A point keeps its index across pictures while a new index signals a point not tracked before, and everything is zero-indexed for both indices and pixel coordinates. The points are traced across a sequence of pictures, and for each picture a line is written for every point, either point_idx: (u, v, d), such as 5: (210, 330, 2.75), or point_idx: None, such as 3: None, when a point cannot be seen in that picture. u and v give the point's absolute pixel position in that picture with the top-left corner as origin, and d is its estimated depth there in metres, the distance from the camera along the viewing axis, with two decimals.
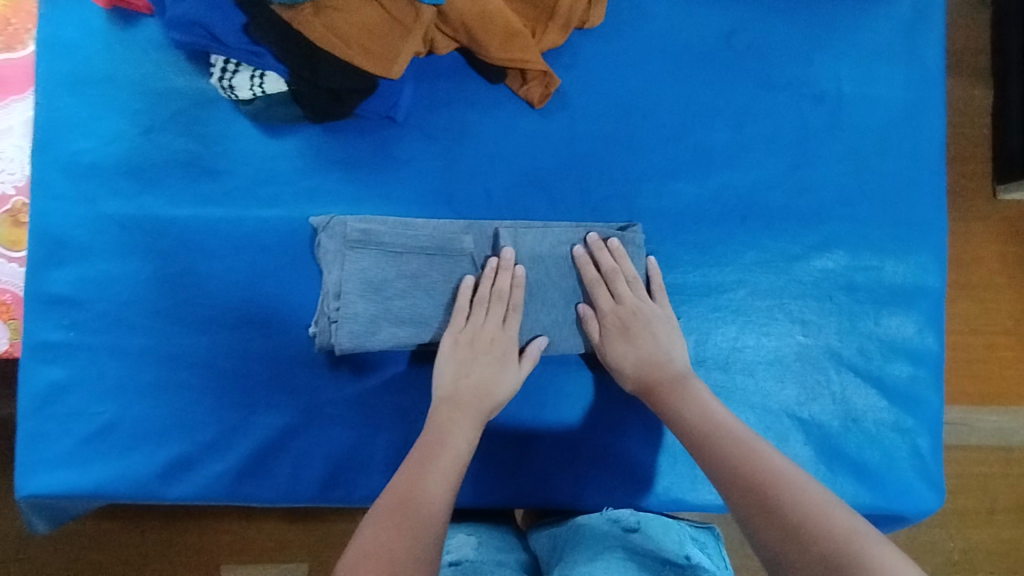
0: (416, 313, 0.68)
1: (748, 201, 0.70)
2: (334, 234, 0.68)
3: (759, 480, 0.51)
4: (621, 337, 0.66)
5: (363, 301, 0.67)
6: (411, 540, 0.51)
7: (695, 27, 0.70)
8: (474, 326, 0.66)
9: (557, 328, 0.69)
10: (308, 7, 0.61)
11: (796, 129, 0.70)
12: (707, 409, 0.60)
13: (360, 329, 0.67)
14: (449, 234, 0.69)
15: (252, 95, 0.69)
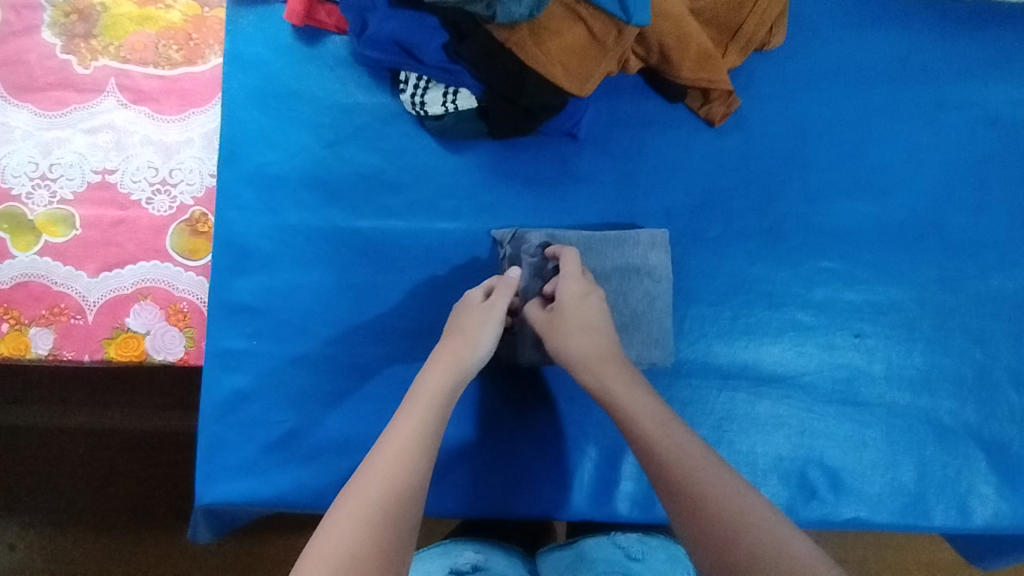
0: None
1: (925, 220, 0.71)
2: (518, 246, 0.69)
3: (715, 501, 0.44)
4: (558, 327, 0.60)
5: None
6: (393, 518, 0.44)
7: (868, 52, 0.73)
8: (457, 323, 0.62)
9: None
10: (524, 29, 0.63)
11: (968, 151, 0.72)
12: (634, 410, 0.53)
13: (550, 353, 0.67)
14: (636, 256, 0.67)
15: (443, 111, 0.70)
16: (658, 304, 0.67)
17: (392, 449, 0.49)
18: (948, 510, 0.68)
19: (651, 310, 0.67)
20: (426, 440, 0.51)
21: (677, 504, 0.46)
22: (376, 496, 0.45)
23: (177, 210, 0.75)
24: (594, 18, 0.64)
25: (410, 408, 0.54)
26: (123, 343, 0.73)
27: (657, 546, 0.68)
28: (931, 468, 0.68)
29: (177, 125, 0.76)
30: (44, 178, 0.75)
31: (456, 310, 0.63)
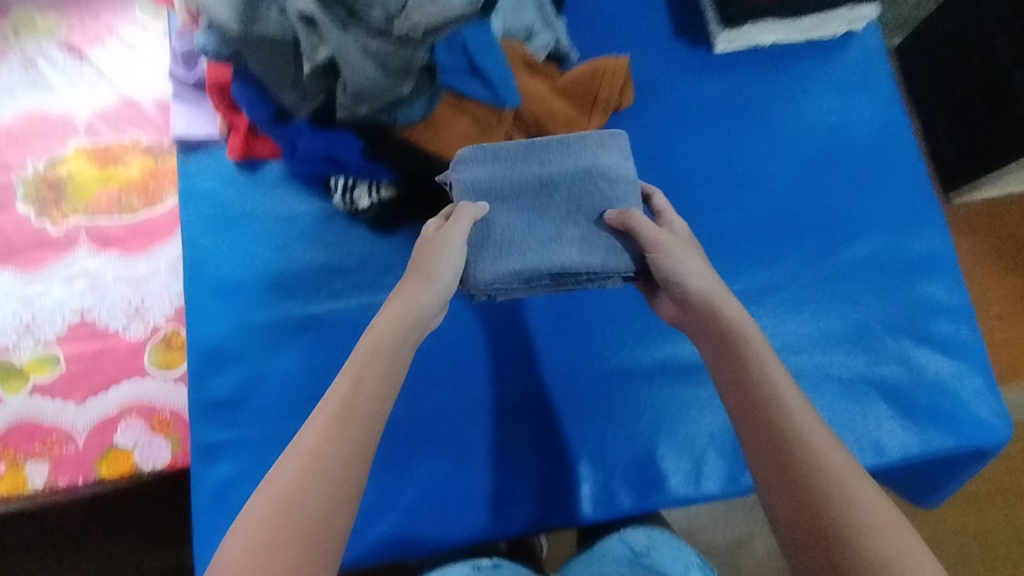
0: (566, 247, 0.72)
1: (781, 215, 0.86)
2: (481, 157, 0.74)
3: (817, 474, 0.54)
4: (679, 252, 0.68)
5: (526, 224, 0.73)
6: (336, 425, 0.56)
7: (702, 95, 0.90)
8: (422, 252, 0.69)
9: (537, 218, 0.73)
10: (421, 125, 0.77)
11: (800, 155, 0.88)
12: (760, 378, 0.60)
13: (515, 274, 0.71)
14: (582, 158, 0.75)
15: (370, 203, 0.83)
16: (613, 203, 0.74)
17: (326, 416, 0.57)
18: (864, 450, 0.78)
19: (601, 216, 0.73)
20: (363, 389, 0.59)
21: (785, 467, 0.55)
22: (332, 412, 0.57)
23: (152, 331, 0.85)
24: (477, 109, 0.79)
25: (371, 359, 0.61)
26: (114, 460, 0.79)
27: (665, 537, 0.76)
28: (840, 418, 0.79)
29: (144, 259, 0.88)
30: (28, 327, 0.84)
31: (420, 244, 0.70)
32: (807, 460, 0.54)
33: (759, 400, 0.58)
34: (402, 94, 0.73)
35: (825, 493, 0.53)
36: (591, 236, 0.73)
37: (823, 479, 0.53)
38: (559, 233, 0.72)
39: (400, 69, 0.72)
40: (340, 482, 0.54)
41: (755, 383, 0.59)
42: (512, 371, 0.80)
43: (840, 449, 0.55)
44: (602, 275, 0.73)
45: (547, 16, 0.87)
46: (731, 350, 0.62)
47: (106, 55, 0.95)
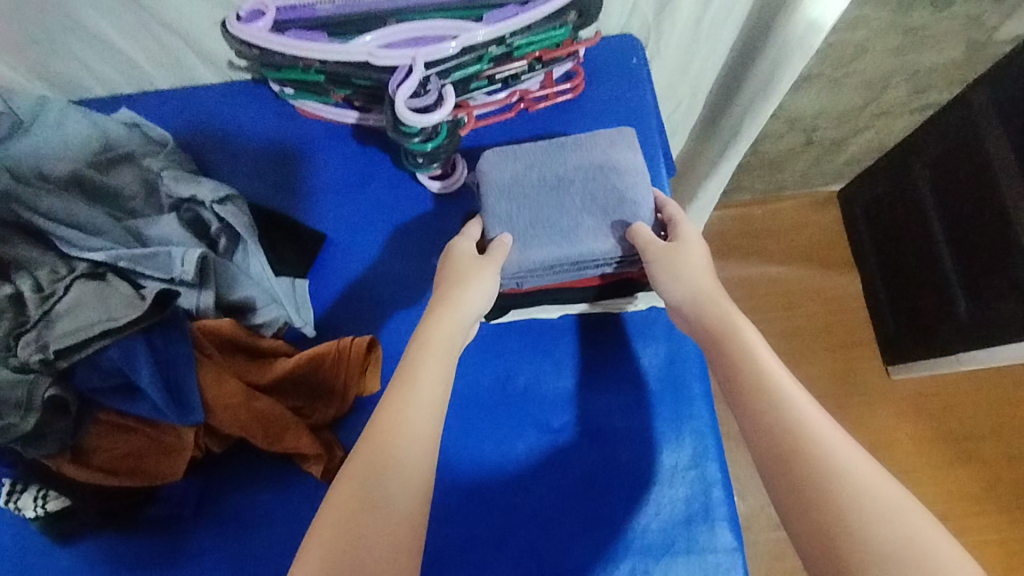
0: (591, 234, 0.65)
1: (543, 550, 0.69)
2: (497, 170, 0.67)
3: (839, 479, 0.47)
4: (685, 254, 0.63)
5: (545, 226, 0.65)
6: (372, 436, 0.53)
7: (469, 380, 0.77)
8: (446, 259, 0.66)
9: (557, 219, 0.66)
10: (67, 454, 0.62)
11: (577, 470, 0.72)
12: (766, 373, 0.54)
13: (532, 266, 0.65)
14: (596, 154, 0.68)
15: (37, 514, 0.67)
16: (641, 189, 0.66)
17: (393, 408, 0.55)
18: None
19: (618, 208, 0.66)
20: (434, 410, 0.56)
21: (795, 464, 0.48)
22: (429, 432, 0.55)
23: None
24: (146, 426, 0.65)
25: (422, 363, 0.58)
26: None
27: None
28: None
29: None
30: None
31: (444, 253, 0.67)
32: (827, 466, 0.47)
33: (760, 397, 0.52)
34: (25, 429, 0.59)
35: (837, 482, 0.46)
36: (609, 230, 0.65)
37: (840, 478, 0.46)
38: (583, 223, 0.65)
39: (19, 402, 0.59)
40: (412, 473, 0.52)
41: (757, 395, 0.53)
42: None
43: (854, 450, 0.49)
44: (612, 262, 0.67)
45: (273, 292, 0.73)
46: (730, 349, 0.57)
47: None
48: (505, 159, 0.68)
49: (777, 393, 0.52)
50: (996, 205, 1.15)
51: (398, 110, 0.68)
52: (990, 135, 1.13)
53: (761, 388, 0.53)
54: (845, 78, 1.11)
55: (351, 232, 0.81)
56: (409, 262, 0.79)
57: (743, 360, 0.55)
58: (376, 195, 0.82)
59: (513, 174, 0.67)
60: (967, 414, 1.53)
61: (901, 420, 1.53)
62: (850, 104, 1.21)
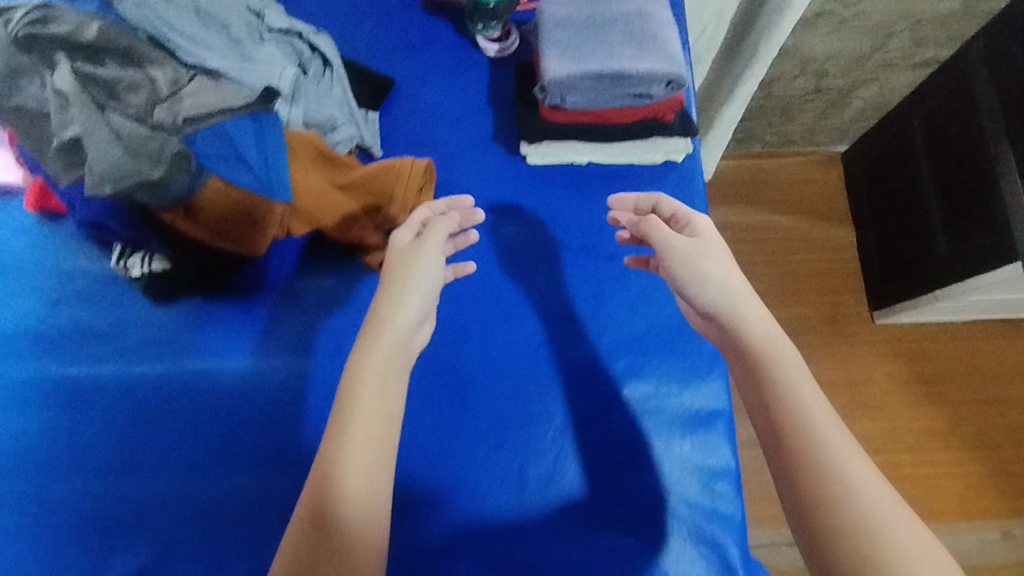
0: (630, 57, 0.76)
1: (558, 340, 0.84)
2: (554, 9, 0.79)
3: (823, 475, 0.56)
4: (698, 253, 0.70)
5: (590, 49, 0.76)
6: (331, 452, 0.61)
7: (506, 209, 0.91)
8: (390, 260, 0.73)
9: (600, 45, 0.76)
10: (180, 209, 0.77)
11: (592, 285, 0.87)
12: (781, 369, 0.63)
13: (585, 75, 0.75)
14: (636, 4, 0.80)
15: (142, 273, 0.83)
16: (672, 33, 0.78)
17: (336, 446, 0.61)
18: None
19: (657, 41, 0.77)
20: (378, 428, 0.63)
21: (791, 457, 0.58)
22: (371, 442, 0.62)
23: None
24: (241, 198, 0.78)
25: (362, 385, 0.64)
26: None
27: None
28: None
29: None
30: None
31: (387, 255, 0.74)
32: (837, 491, 0.56)
33: (783, 421, 0.60)
34: (152, 177, 0.73)
35: (827, 478, 0.56)
36: (644, 56, 0.76)
37: (848, 505, 0.55)
38: (623, 50, 0.76)
39: (151, 153, 0.72)
40: (359, 493, 0.59)
41: (778, 412, 0.61)
42: (243, 467, 0.80)
43: (844, 438, 0.58)
44: (656, 81, 0.76)
45: (353, 112, 0.88)
46: (746, 336, 0.65)
47: None
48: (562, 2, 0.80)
49: (787, 388, 0.62)
50: (986, 155, 1.26)
51: None
52: (981, 87, 1.24)
53: (768, 376, 0.63)
54: (854, 19, 1.24)
55: (413, 81, 0.95)
56: (463, 107, 0.94)
57: (756, 344, 0.65)
58: (438, 53, 0.96)
59: (566, 13, 0.79)
60: (943, 361, 1.65)
61: (880, 360, 1.66)
62: (858, 49, 1.34)
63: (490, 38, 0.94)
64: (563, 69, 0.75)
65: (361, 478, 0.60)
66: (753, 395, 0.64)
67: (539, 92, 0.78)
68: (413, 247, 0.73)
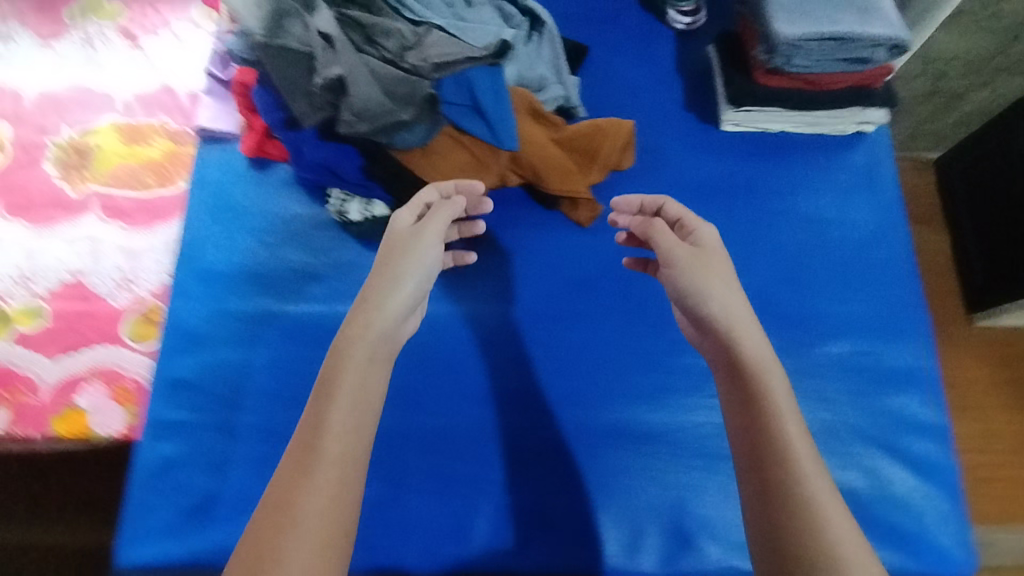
0: (857, 20, 0.79)
1: (762, 297, 0.88)
2: None
3: (798, 506, 0.53)
4: (700, 268, 0.66)
5: (817, 13, 0.80)
6: (298, 480, 0.56)
7: (702, 172, 0.93)
8: (388, 242, 0.70)
9: (826, 10, 0.80)
10: (418, 151, 0.80)
11: (790, 248, 0.91)
12: (773, 390, 0.59)
13: (815, 37, 0.79)
14: None
15: (361, 218, 0.87)
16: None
17: (298, 468, 0.56)
18: None
19: (880, 6, 0.80)
20: (346, 453, 0.58)
21: (766, 484, 0.55)
22: (344, 470, 0.57)
23: (135, 302, 0.88)
24: (472, 143, 0.82)
25: (336, 394, 0.60)
26: (70, 420, 0.83)
27: None
28: None
29: (144, 234, 0.91)
30: (24, 278, 0.89)
31: (387, 237, 0.71)
32: (804, 521, 0.52)
33: (769, 440, 0.57)
34: (402, 119, 0.77)
35: (805, 510, 0.53)
36: (870, 20, 0.79)
37: (817, 532, 0.52)
38: (848, 14, 0.80)
39: (403, 96, 0.76)
40: (317, 524, 0.54)
41: (756, 432, 0.57)
42: (461, 404, 0.81)
43: (817, 470, 0.55)
44: (880, 45, 0.80)
45: (561, 73, 0.91)
46: (744, 351, 0.61)
47: (155, 44, 1.01)
48: None
49: (774, 410, 0.58)
50: None
51: None
52: None
53: (747, 397, 0.60)
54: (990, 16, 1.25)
55: (607, 50, 0.98)
56: (654, 78, 0.97)
57: (750, 363, 0.61)
58: (628, 24, 0.99)
59: None
60: None
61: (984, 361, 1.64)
62: (984, 50, 1.32)
63: (681, 12, 0.98)
64: (794, 29, 0.79)
65: (321, 506, 0.55)
66: (732, 415, 0.61)
67: (763, 54, 0.82)
68: (403, 233, 0.71)
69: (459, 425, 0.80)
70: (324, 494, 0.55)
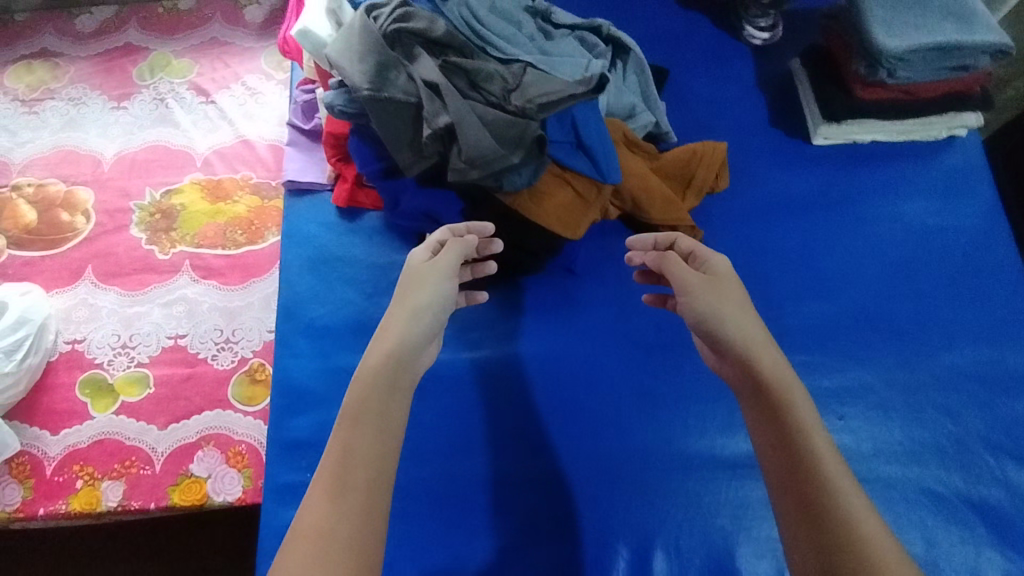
0: (961, 29, 0.79)
1: (879, 309, 0.84)
2: None
3: (832, 526, 0.51)
4: (715, 290, 0.65)
5: (919, 24, 0.79)
6: (334, 506, 0.54)
7: (796, 187, 0.91)
8: (408, 277, 0.69)
9: (928, 20, 0.79)
10: (525, 194, 0.79)
11: (900, 256, 0.87)
12: (796, 407, 0.58)
13: (921, 49, 0.78)
14: None
15: None
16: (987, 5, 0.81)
17: (321, 494, 0.54)
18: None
19: (979, 13, 0.80)
20: (374, 479, 0.56)
21: (810, 503, 0.53)
22: (372, 497, 0.55)
23: (239, 363, 0.87)
24: (576, 180, 0.81)
25: (358, 429, 0.58)
26: (186, 488, 0.81)
27: None
28: (921, 546, 0.74)
29: (240, 292, 0.90)
30: (125, 346, 0.88)
31: (405, 272, 0.70)
32: (852, 541, 0.50)
33: (801, 457, 0.55)
34: (512, 162, 0.76)
35: (844, 528, 0.51)
36: (974, 27, 0.79)
37: (871, 549, 0.50)
38: (950, 23, 0.79)
39: (513, 140, 0.75)
40: (356, 544, 0.52)
41: (790, 450, 0.56)
42: (586, 445, 0.80)
43: (849, 487, 0.53)
44: (983, 51, 0.79)
45: (649, 100, 0.91)
46: (766, 368, 0.60)
47: (229, 98, 1.01)
48: None
49: (802, 426, 0.57)
50: None
51: None
52: None
53: (773, 415, 0.58)
54: None
55: (685, 71, 0.97)
56: (736, 95, 0.96)
57: (774, 381, 0.59)
58: (703, 42, 0.98)
59: None
60: None
61: None
62: None
63: (759, 28, 0.97)
64: (901, 43, 0.78)
65: (347, 532, 0.53)
66: (761, 437, 0.59)
67: (865, 68, 0.82)
68: (412, 268, 0.70)
69: (564, 464, 0.79)
70: (351, 520, 0.53)
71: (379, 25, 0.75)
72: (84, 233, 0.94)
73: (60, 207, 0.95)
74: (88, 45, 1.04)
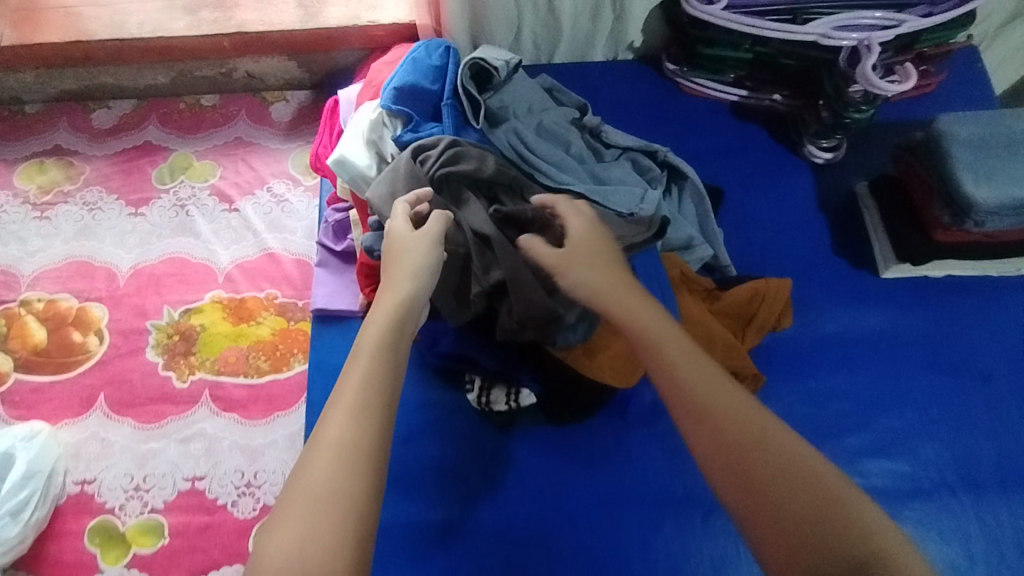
0: None
1: (962, 469, 0.77)
2: (959, 128, 0.75)
3: (751, 459, 0.51)
4: (582, 258, 0.64)
5: (1013, 175, 0.72)
6: (346, 442, 0.51)
7: (867, 322, 0.83)
8: (393, 249, 0.64)
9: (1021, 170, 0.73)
10: (581, 349, 0.73)
11: (981, 408, 0.79)
12: (672, 358, 0.57)
13: (1014, 202, 0.71)
14: None
15: (506, 406, 0.78)
16: None
17: (343, 412, 0.52)
18: None
19: None
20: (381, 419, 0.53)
21: (716, 448, 0.52)
22: (382, 438, 0.52)
23: (261, 511, 0.80)
24: None
25: (358, 377, 0.54)
26: None
27: None
28: None
29: (264, 429, 0.84)
30: (138, 489, 0.81)
31: (388, 244, 0.65)
32: (778, 471, 0.50)
33: (705, 409, 0.54)
34: (566, 320, 0.70)
35: (764, 461, 0.50)
36: None
37: (801, 473, 0.50)
38: None
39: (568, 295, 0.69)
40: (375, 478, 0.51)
41: (687, 401, 0.55)
42: None
43: (751, 419, 0.53)
44: None
45: (707, 231, 0.83)
46: (637, 329, 0.59)
47: (254, 206, 0.94)
48: (962, 121, 0.76)
49: (678, 373, 0.56)
50: None
51: (868, 83, 0.78)
52: None
53: (664, 376, 0.57)
54: None
55: (742, 189, 0.90)
56: (799, 216, 0.88)
57: (653, 343, 0.58)
58: (760, 159, 0.91)
59: (970, 131, 0.75)
60: None
61: None
62: None
63: (821, 147, 0.89)
64: (993, 195, 0.71)
65: (361, 461, 0.50)
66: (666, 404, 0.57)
67: (948, 216, 0.75)
68: (398, 234, 0.65)
69: None
70: (370, 455, 0.51)
71: (426, 170, 0.70)
72: (96, 355, 0.87)
73: (72, 326, 0.89)
74: (105, 142, 0.98)
